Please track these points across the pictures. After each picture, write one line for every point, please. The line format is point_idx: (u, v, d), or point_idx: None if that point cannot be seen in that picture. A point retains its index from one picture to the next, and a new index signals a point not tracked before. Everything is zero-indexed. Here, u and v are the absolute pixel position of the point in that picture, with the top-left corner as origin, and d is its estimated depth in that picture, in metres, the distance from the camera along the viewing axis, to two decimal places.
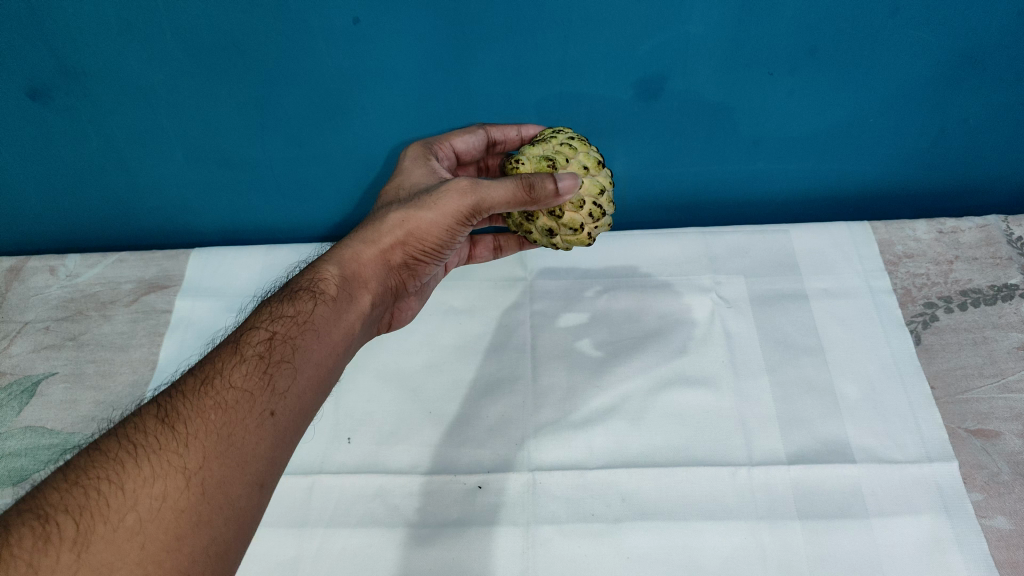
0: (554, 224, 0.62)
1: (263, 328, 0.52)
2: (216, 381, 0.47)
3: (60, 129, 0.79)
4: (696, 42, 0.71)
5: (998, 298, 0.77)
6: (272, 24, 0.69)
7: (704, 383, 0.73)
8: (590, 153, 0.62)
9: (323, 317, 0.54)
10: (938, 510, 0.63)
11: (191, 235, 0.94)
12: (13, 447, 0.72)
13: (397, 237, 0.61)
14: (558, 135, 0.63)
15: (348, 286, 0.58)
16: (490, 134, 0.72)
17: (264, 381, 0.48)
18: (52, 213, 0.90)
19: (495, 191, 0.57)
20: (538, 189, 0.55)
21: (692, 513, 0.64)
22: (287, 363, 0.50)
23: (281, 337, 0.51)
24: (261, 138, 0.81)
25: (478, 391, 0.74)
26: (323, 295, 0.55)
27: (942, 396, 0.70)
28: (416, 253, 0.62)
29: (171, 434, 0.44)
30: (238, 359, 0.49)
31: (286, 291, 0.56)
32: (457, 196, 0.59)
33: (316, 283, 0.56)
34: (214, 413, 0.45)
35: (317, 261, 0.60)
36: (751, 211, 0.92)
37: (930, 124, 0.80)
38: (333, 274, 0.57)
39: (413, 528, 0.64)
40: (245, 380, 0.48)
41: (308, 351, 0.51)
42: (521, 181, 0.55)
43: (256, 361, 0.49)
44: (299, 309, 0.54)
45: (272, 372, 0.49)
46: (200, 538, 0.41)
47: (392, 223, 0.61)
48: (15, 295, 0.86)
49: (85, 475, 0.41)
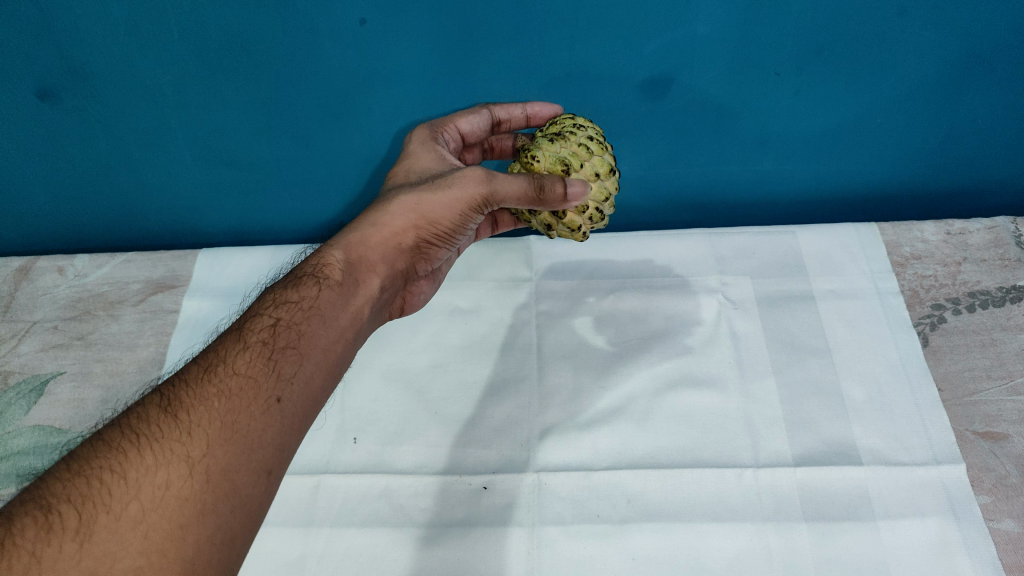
0: (553, 221, 0.64)
1: (268, 314, 0.53)
2: (219, 369, 0.48)
3: (69, 130, 0.80)
4: (702, 43, 0.71)
5: (1007, 300, 0.76)
6: (279, 25, 0.70)
7: (710, 384, 0.73)
8: (605, 156, 0.61)
9: (329, 302, 0.54)
10: (946, 513, 0.62)
11: (198, 236, 0.95)
12: (22, 446, 0.73)
13: (409, 221, 0.61)
14: (577, 131, 0.62)
15: (353, 270, 0.58)
16: (495, 112, 0.72)
17: (268, 367, 0.48)
18: (61, 214, 0.90)
19: (508, 185, 0.57)
20: (547, 190, 0.56)
21: (698, 514, 0.64)
22: (292, 348, 0.50)
23: (286, 323, 0.51)
24: (268, 139, 0.81)
25: (484, 391, 0.74)
26: (327, 280, 0.55)
27: (950, 398, 0.70)
28: (427, 239, 0.62)
29: (174, 423, 0.44)
30: (242, 346, 0.49)
31: (291, 278, 0.56)
32: (472, 184, 0.59)
33: (321, 268, 0.56)
34: (217, 401, 0.45)
35: (324, 245, 0.60)
36: (757, 212, 0.91)
37: (939, 125, 0.80)
38: (338, 258, 0.57)
39: (418, 528, 0.64)
40: (249, 367, 0.48)
41: (314, 337, 0.52)
42: (532, 181, 0.56)
43: (260, 347, 0.49)
44: (303, 295, 0.54)
45: (276, 358, 0.49)
46: (205, 527, 0.41)
47: (402, 208, 0.61)
48: (24, 295, 0.86)
49: (89, 465, 0.41)
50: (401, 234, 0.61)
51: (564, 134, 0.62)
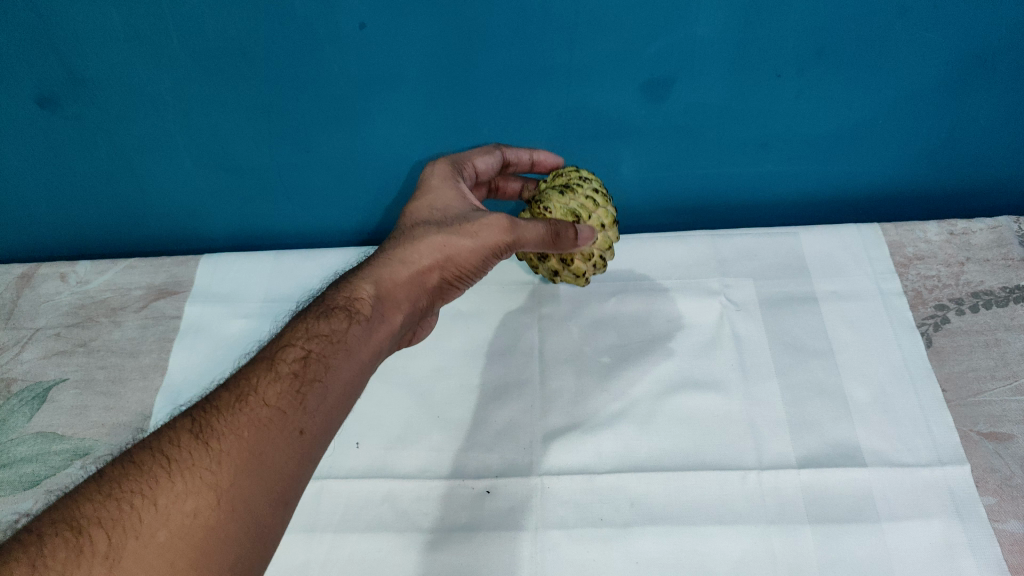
0: (560, 267, 0.71)
1: (298, 345, 0.52)
2: (250, 399, 0.48)
3: (70, 137, 0.80)
4: (702, 45, 0.71)
5: (1010, 299, 0.76)
6: (278, 31, 0.70)
7: (714, 387, 0.72)
8: (608, 210, 0.68)
9: (357, 338, 0.54)
10: (951, 514, 0.62)
11: (200, 242, 0.95)
12: (25, 453, 0.73)
13: (436, 260, 0.60)
14: (583, 186, 0.69)
15: (382, 306, 0.57)
16: (506, 155, 0.72)
17: (297, 401, 0.48)
18: (63, 221, 0.90)
19: (531, 230, 0.61)
20: (562, 236, 0.62)
21: (702, 517, 0.63)
22: (320, 382, 0.50)
23: (316, 356, 0.51)
24: (269, 145, 0.81)
25: (487, 396, 0.73)
26: (358, 315, 0.55)
27: (954, 399, 0.69)
28: (450, 279, 0.62)
29: (204, 450, 0.44)
30: (272, 376, 0.50)
31: (321, 307, 0.56)
32: (498, 230, 0.61)
33: (351, 302, 0.56)
34: (246, 430, 0.46)
35: (349, 278, 0.59)
36: (760, 213, 0.91)
37: (941, 124, 0.79)
38: (367, 293, 0.57)
39: (421, 533, 0.64)
40: (278, 399, 0.48)
41: (341, 372, 0.52)
42: (551, 228, 0.61)
43: (290, 378, 0.50)
44: (334, 328, 0.53)
45: (305, 391, 0.49)
46: (227, 556, 0.42)
47: (430, 245, 0.60)
48: (26, 302, 0.86)
49: (120, 487, 0.43)
50: (427, 271, 0.60)
51: (572, 189, 0.68)
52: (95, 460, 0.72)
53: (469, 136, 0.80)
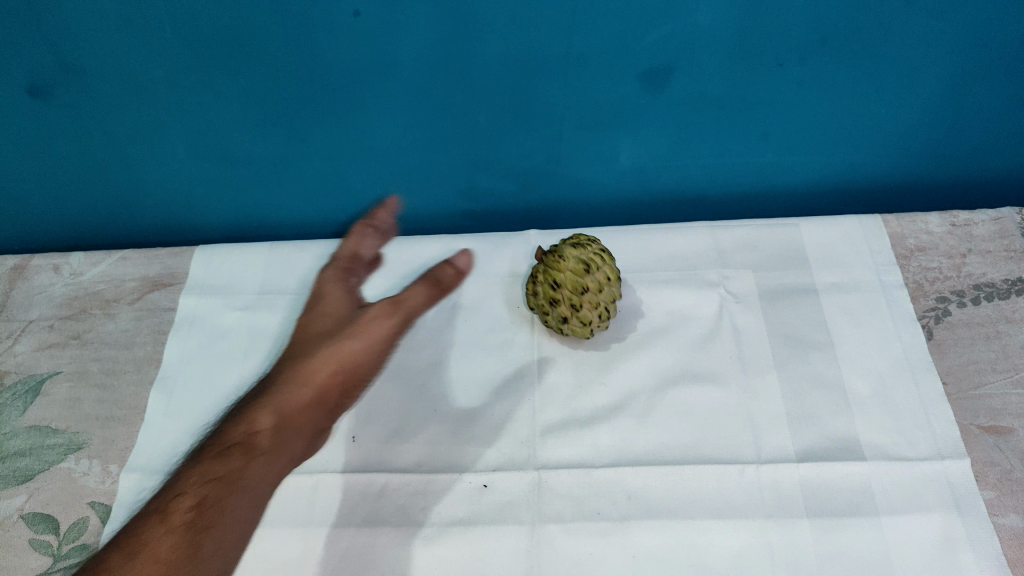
0: (568, 314, 0.71)
1: (190, 492, 0.58)
2: (145, 552, 0.55)
3: (62, 126, 0.79)
4: (702, 32, 0.70)
5: (1013, 291, 0.76)
6: (273, 17, 0.69)
7: (712, 380, 0.72)
8: (614, 268, 0.72)
9: (256, 472, 0.60)
10: (951, 508, 0.62)
11: (194, 234, 0.93)
12: (18, 447, 0.72)
13: (329, 373, 0.67)
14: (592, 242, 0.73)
15: (279, 434, 0.63)
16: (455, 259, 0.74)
17: (189, 552, 0.55)
18: (55, 211, 0.89)
19: (412, 297, 0.71)
20: (444, 280, 0.74)
21: (699, 512, 0.63)
22: (215, 529, 0.57)
23: (213, 500, 0.58)
24: (263, 135, 0.80)
25: (484, 389, 0.73)
26: (255, 451, 0.61)
27: (954, 392, 0.69)
28: (348, 387, 0.69)
29: (134, 562, 0.54)
30: (167, 529, 0.56)
31: (218, 441, 0.62)
32: (382, 321, 0.70)
33: (249, 437, 0.61)
34: (145, 566, 0.54)
35: (247, 407, 0.63)
36: (760, 206, 0.90)
37: (943, 113, 0.79)
38: (265, 425, 0.62)
39: (418, 527, 0.64)
40: (171, 552, 0.55)
41: (235, 510, 0.59)
42: (435, 279, 0.73)
43: (185, 528, 0.56)
44: (224, 470, 0.59)
45: (196, 542, 0.56)
46: None
47: (327, 359, 0.67)
48: (19, 294, 0.86)
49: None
50: (332, 376, 0.67)
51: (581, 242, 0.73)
52: (89, 454, 0.71)
53: (465, 126, 0.79)
